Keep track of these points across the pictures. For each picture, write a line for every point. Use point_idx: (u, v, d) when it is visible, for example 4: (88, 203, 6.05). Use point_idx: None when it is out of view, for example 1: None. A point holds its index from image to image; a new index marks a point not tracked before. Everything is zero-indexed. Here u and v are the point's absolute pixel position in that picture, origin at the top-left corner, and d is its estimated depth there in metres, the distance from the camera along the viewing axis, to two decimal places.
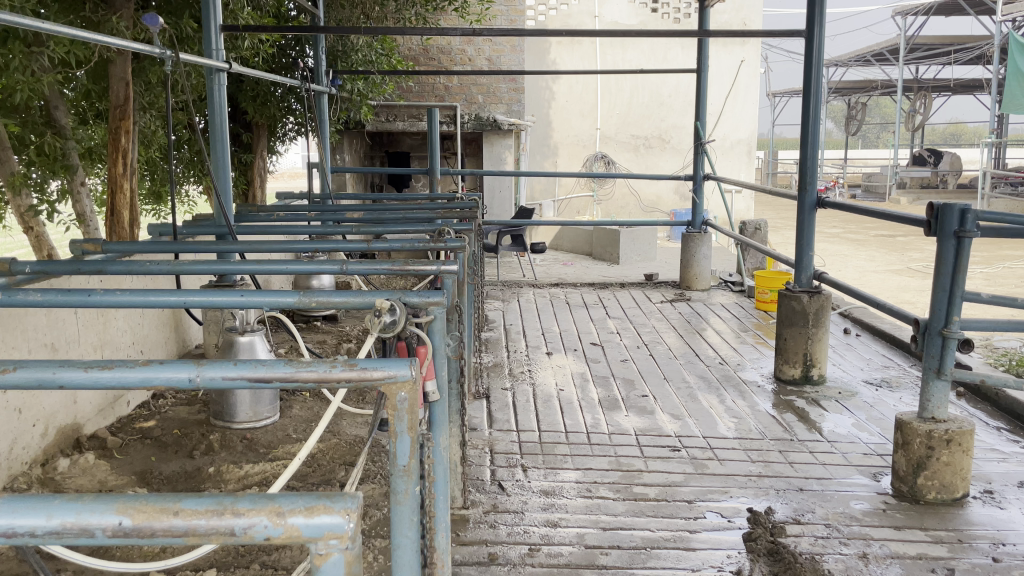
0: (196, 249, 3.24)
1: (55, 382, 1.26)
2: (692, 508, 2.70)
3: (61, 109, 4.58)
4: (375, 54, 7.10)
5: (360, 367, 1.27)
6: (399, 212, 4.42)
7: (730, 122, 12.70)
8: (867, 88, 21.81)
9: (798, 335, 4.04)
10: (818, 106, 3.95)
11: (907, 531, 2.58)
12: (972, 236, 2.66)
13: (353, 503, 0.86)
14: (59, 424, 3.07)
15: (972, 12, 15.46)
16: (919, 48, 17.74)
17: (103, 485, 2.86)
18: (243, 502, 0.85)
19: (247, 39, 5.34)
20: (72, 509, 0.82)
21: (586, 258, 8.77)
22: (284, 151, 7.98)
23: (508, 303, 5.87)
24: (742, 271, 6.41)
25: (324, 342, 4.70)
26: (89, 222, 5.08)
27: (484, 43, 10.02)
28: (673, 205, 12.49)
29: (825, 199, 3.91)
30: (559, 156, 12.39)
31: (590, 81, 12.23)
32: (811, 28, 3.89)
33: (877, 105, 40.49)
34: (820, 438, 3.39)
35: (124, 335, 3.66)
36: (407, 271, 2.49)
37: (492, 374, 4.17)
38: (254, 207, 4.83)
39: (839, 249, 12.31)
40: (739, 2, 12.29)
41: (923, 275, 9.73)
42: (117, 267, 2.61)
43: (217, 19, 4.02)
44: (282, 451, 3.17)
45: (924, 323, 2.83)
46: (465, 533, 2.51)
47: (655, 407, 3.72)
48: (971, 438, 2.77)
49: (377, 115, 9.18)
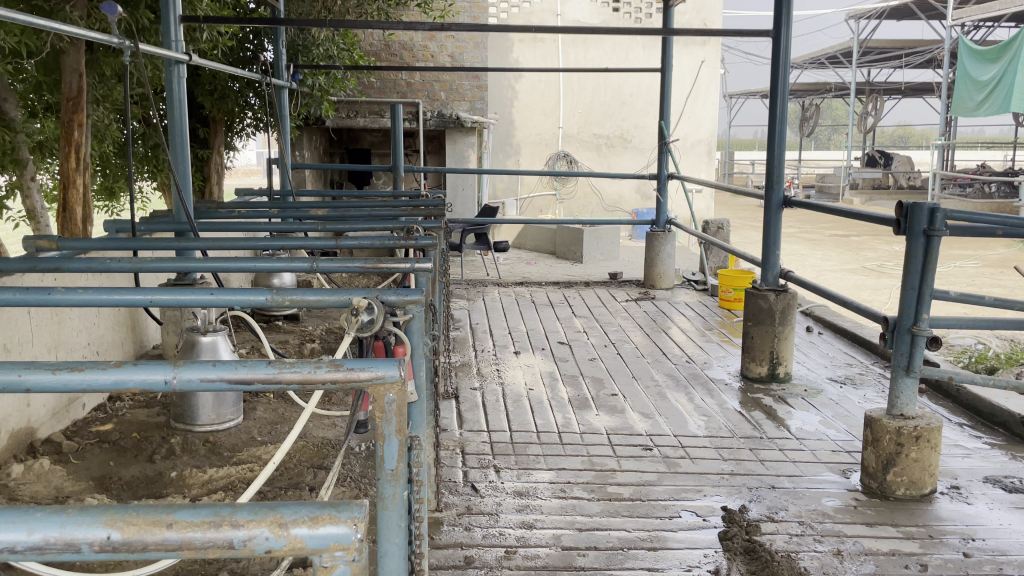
0: (157, 246, 3.13)
1: (20, 386, 1.19)
2: (666, 508, 2.69)
3: (9, 101, 4.40)
4: (336, 49, 7.00)
5: (346, 368, 1.23)
6: (365, 209, 4.34)
7: (691, 122, 12.82)
8: (821, 89, 22.23)
9: (764, 333, 4.07)
10: (785, 107, 3.98)
11: (879, 527, 2.60)
12: (941, 234, 2.69)
13: (359, 512, 0.82)
14: (11, 429, 2.95)
15: (923, 17, 15.85)
16: (872, 52, 18.11)
17: (60, 492, 2.74)
18: (241, 513, 0.80)
19: (206, 31, 5.21)
20: (56, 522, 0.75)
21: (549, 256, 8.76)
22: (242, 147, 7.81)
23: (473, 302, 5.82)
24: (705, 270, 6.45)
25: (287, 342, 4.59)
26: (41, 219, 4.92)
27: (446, 40, 9.98)
28: (634, 204, 12.56)
29: (791, 198, 3.93)
30: (521, 156, 12.39)
31: (552, 80, 12.23)
32: (779, 28, 3.90)
33: (830, 107, 41.14)
34: (788, 435, 3.41)
35: (80, 335, 3.53)
36: (379, 269, 2.42)
37: (460, 374, 4.13)
38: (214, 204, 4.71)
39: (796, 248, 12.49)
40: (700, 2, 12.40)
41: (878, 274, 9.92)
42: (77, 265, 2.51)
43: (176, 11, 3.90)
44: (247, 454, 3.09)
45: (893, 322, 2.86)
46: (439, 536, 2.46)
47: (625, 406, 3.70)
48: (939, 435, 2.81)
49: (338, 111, 9.05)
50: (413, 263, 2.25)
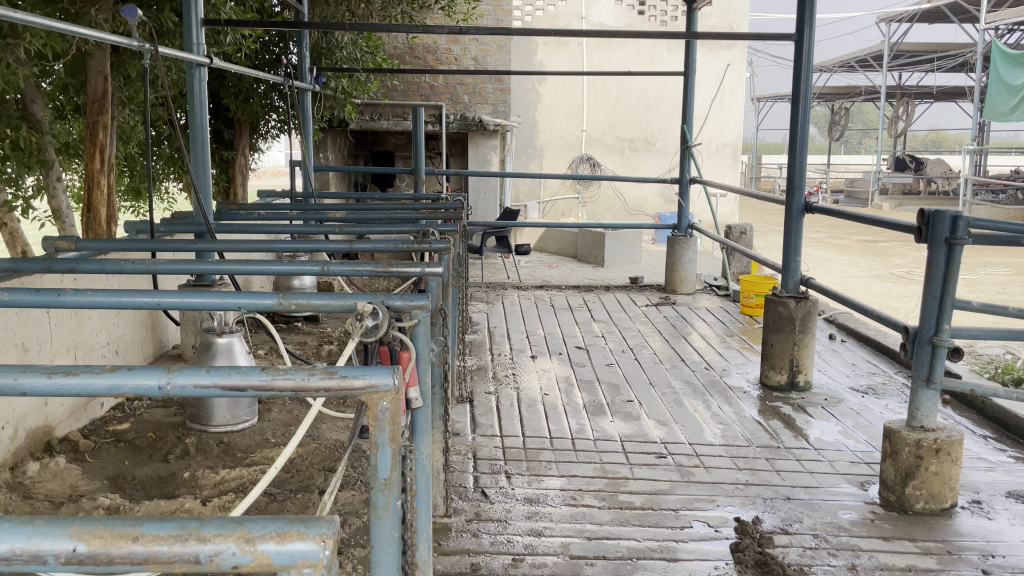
0: (175, 248, 3.15)
1: (17, 389, 1.19)
2: (678, 518, 2.66)
3: (37, 102, 4.50)
4: (360, 52, 7.03)
5: (340, 376, 1.22)
6: (382, 211, 4.35)
7: (716, 125, 12.73)
8: (851, 93, 21.99)
9: (784, 341, 4.01)
10: (807, 111, 3.92)
11: (896, 542, 2.55)
12: (963, 243, 2.62)
13: (328, 528, 0.81)
14: (29, 427, 2.98)
15: (955, 20, 15.61)
16: (903, 55, 17.87)
17: (74, 491, 2.76)
18: (208, 527, 0.80)
19: (229, 34, 5.25)
20: (22, 533, 0.76)
21: (570, 260, 8.74)
22: (267, 149, 7.87)
23: (492, 306, 5.82)
24: (727, 276, 6.38)
25: (305, 343, 4.61)
26: (66, 218, 5.00)
27: (470, 43, 10.02)
28: (657, 208, 12.49)
29: (813, 204, 3.87)
30: (545, 158, 12.36)
31: (576, 83, 12.20)
32: (802, 31, 3.84)
33: (860, 111, 40.60)
34: (806, 445, 3.36)
35: (99, 335, 3.57)
36: (390, 272, 2.41)
37: (476, 378, 4.11)
38: (235, 205, 4.74)
39: (823, 254, 12.35)
40: (726, 5, 12.31)
41: (907, 281, 9.77)
42: (91, 266, 2.53)
43: (198, 13, 3.93)
44: (260, 456, 3.09)
45: (913, 331, 2.80)
46: (447, 542, 2.45)
47: (640, 413, 3.67)
48: (960, 448, 2.74)
49: (361, 113, 9.15)
50: (424, 267, 2.23)
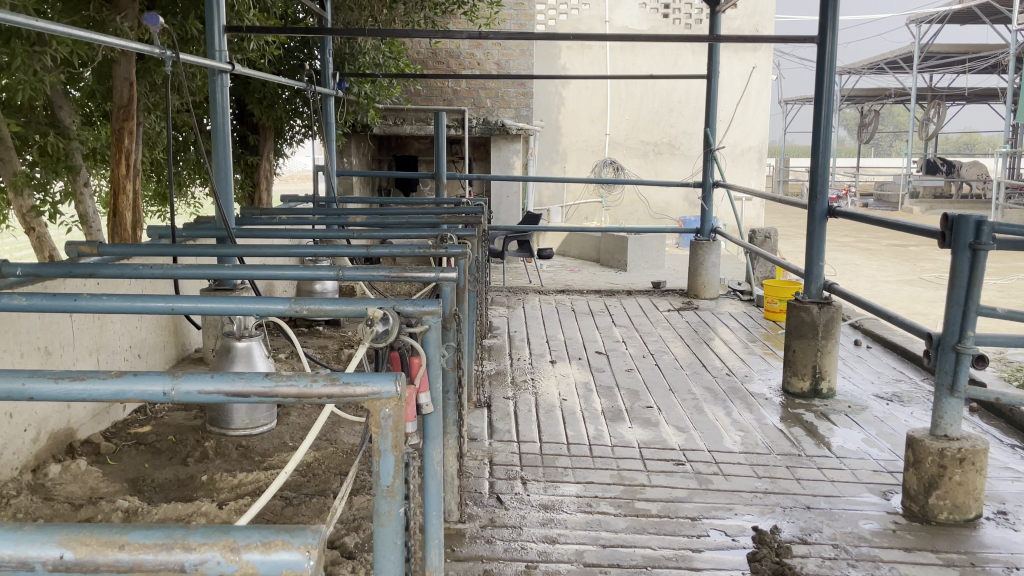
0: (195, 253, 3.18)
1: (24, 395, 1.19)
2: (695, 526, 2.63)
3: (65, 109, 4.57)
4: (382, 57, 7.07)
5: (342, 382, 1.22)
6: (402, 215, 4.36)
7: (742, 128, 12.64)
8: (880, 95, 21.73)
9: (807, 347, 3.96)
10: (829, 114, 3.86)
11: (918, 553, 2.50)
12: (988, 248, 2.57)
13: (313, 538, 0.86)
14: (51, 429, 3.02)
15: (987, 21, 15.38)
16: (933, 57, 17.63)
17: (94, 493, 2.80)
18: (195, 536, 0.85)
19: (253, 41, 5.30)
20: (11, 540, 0.81)
21: (593, 264, 8.71)
22: (292, 154, 7.93)
23: (513, 310, 5.81)
24: (751, 281, 6.32)
25: (325, 347, 4.64)
26: (93, 223, 5.01)
27: (493, 47, 10.06)
28: (682, 212, 12.41)
29: (835, 208, 3.82)
30: (568, 162, 12.34)
31: (600, 87, 12.18)
32: (824, 34, 3.80)
33: (890, 113, 40.07)
34: (828, 453, 3.31)
35: (122, 338, 3.62)
36: (404, 278, 2.40)
37: (494, 383, 4.10)
38: (257, 210, 4.78)
39: (851, 258, 12.19)
40: (751, 8, 12.23)
41: (936, 286, 9.62)
42: (110, 271, 2.55)
43: (220, 20, 3.97)
44: (277, 459, 3.11)
45: (937, 338, 2.75)
46: (460, 548, 2.44)
47: (659, 419, 3.64)
48: (985, 458, 2.69)
49: (385, 118, 9.19)
50: (438, 272, 2.23)
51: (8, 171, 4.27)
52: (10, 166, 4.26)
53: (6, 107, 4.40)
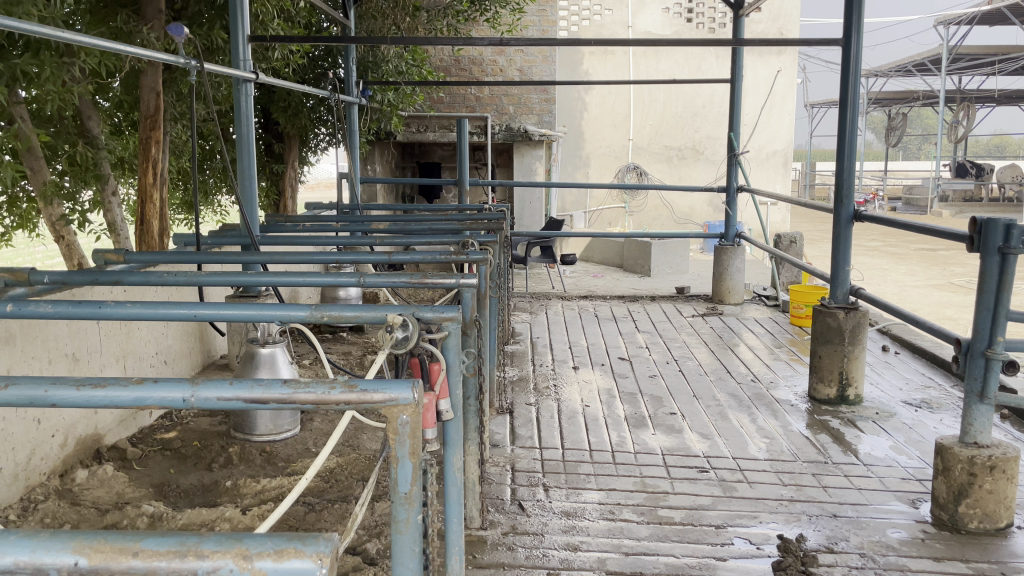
0: (219, 260, 3.20)
1: (47, 402, 1.20)
2: (719, 534, 2.60)
3: (93, 119, 4.65)
4: (405, 65, 7.11)
5: (360, 390, 1.21)
6: (424, 221, 4.37)
7: (767, 132, 12.56)
8: (908, 97, 21.50)
9: (833, 353, 3.91)
10: (855, 117, 3.81)
11: (948, 563, 2.45)
12: (1018, 252, 2.52)
13: (325, 547, 0.86)
14: (79, 435, 3.06)
15: (1016, 22, 15.15)
16: (962, 59, 17.39)
17: (121, 498, 2.83)
18: (207, 544, 0.85)
19: (276, 50, 5.35)
20: (27, 547, 0.82)
21: (617, 270, 8.68)
22: (316, 162, 7.98)
23: (536, 316, 5.81)
24: (777, 287, 6.24)
25: (349, 353, 4.66)
26: (120, 231, 5.08)
27: (515, 54, 10.12)
28: (706, 217, 12.35)
29: (861, 212, 3.77)
30: (591, 168, 12.33)
31: (623, 92, 12.17)
32: (848, 35, 3.75)
33: (920, 116, 39.54)
34: (855, 460, 3.26)
35: (148, 345, 3.66)
36: (425, 285, 2.39)
37: (517, 389, 4.09)
38: (281, 217, 4.81)
39: (879, 263, 12.03)
40: (776, 11, 12.16)
41: (967, 291, 9.46)
42: (135, 280, 2.58)
43: (244, 30, 4.00)
44: (300, 466, 3.12)
45: (966, 343, 2.70)
46: (482, 555, 2.44)
47: (683, 426, 3.61)
48: (1016, 466, 2.64)
49: (408, 126, 9.23)
50: (458, 278, 2.22)
51: (39, 181, 4.35)
52: (39, 176, 4.35)
53: (36, 117, 4.48)
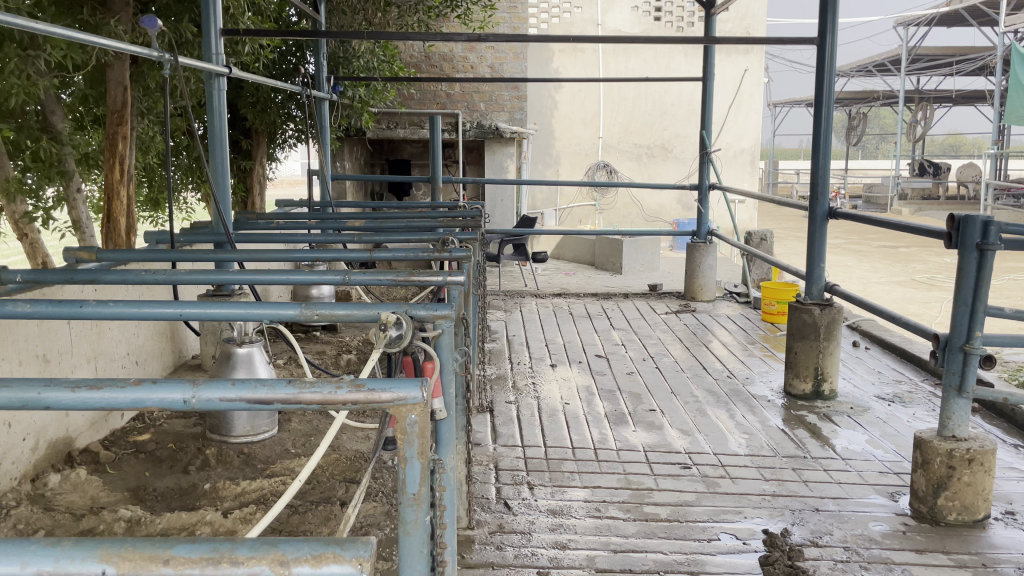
0: (194, 258, 3.12)
1: (39, 404, 1.14)
2: (705, 530, 2.61)
3: (56, 114, 4.50)
4: (377, 61, 7.05)
5: (367, 389, 1.18)
6: (400, 219, 4.32)
7: (734, 130, 12.70)
8: (869, 97, 21.86)
9: (809, 349, 3.95)
10: (831, 115, 3.84)
11: (929, 554, 2.49)
12: (995, 249, 2.56)
13: (364, 551, 0.87)
14: (50, 438, 2.97)
15: (974, 24, 15.47)
16: (920, 61, 17.74)
17: (96, 503, 2.76)
18: (242, 549, 0.85)
19: (247, 44, 5.30)
20: (50, 556, 0.81)
21: (589, 267, 8.70)
22: (285, 159, 7.88)
23: (511, 314, 5.80)
24: (748, 283, 6.31)
25: (324, 352, 4.61)
26: (85, 229, 4.95)
27: (486, 51, 10.11)
28: (674, 215, 12.45)
29: (837, 209, 3.81)
30: (561, 165, 12.35)
31: (592, 89, 12.22)
32: (824, 35, 3.77)
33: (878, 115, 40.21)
34: (833, 455, 3.30)
35: (120, 345, 3.58)
36: (411, 282, 2.35)
37: (496, 388, 4.08)
38: (254, 214, 4.73)
39: (843, 260, 12.21)
40: (742, 11, 12.30)
41: (930, 287, 9.65)
42: (112, 278, 2.51)
43: (217, 23, 3.93)
44: (280, 467, 3.07)
45: (944, 339, 2.74)
46: (471, 554, 2.42)
47: (663, 422, 3.62)
48: (993, 458, 2.68)
49: (378, 122, 9.16)
50: (446, 275, 2.19)
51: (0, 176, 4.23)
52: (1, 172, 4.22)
53: None
